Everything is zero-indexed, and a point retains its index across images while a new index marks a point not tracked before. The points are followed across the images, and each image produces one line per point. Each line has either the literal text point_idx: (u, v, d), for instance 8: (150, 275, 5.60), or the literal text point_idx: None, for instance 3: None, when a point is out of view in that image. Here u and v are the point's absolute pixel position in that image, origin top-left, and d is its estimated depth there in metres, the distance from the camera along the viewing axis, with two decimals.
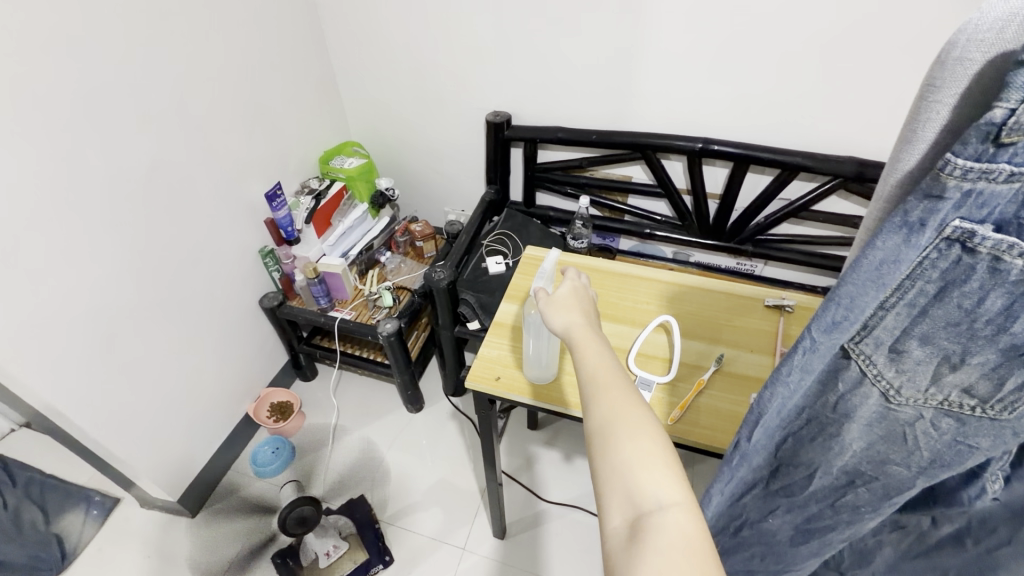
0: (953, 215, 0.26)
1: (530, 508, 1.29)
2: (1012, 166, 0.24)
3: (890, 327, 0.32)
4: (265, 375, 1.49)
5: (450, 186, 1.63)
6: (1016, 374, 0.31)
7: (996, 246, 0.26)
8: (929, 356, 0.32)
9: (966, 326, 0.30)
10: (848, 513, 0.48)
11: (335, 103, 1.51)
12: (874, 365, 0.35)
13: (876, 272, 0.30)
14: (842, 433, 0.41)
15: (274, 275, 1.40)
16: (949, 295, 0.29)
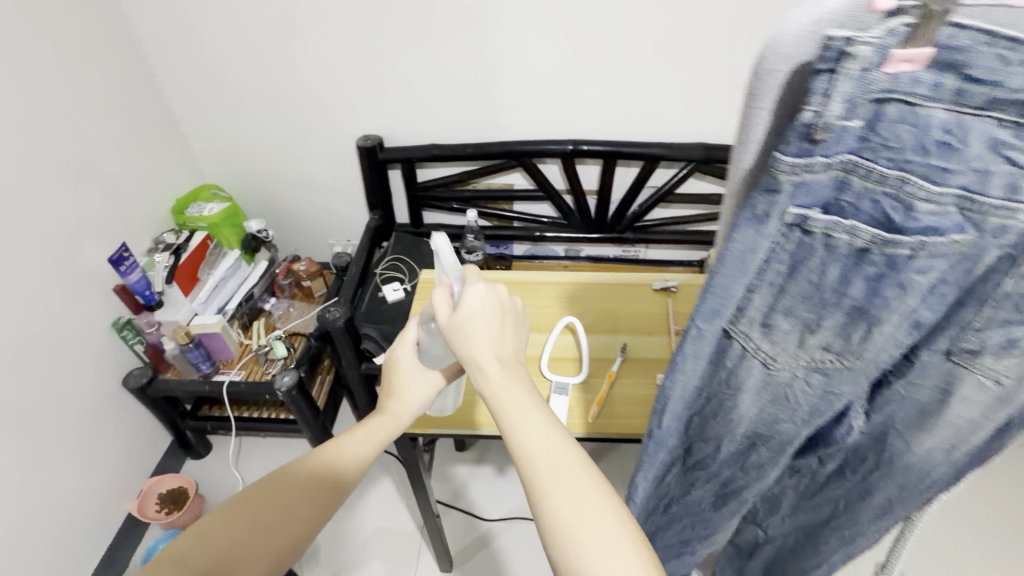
0: (789, 203, 0.29)
1: (473, 532, 1.27)
2: (824, 157, 0.27)
3: (758, 305, 0.36)
4: (143, 466, 1.28)
5: (330, 218, 1.52)
6: (861, 331, 0.35)
7: (826, 225, 0.30)
8: (793, 325, 0.36)
9: (818, 296, 0.34)
10: (757, 472, 0.52)
11: (179, 143, 1.35)
12: (752, 341, 0.38)
13: (740, 261, 0.33)
14: (737, 404, 0.44)
15: (137, 349, 1.20)
16: (800, 272, 0.33)
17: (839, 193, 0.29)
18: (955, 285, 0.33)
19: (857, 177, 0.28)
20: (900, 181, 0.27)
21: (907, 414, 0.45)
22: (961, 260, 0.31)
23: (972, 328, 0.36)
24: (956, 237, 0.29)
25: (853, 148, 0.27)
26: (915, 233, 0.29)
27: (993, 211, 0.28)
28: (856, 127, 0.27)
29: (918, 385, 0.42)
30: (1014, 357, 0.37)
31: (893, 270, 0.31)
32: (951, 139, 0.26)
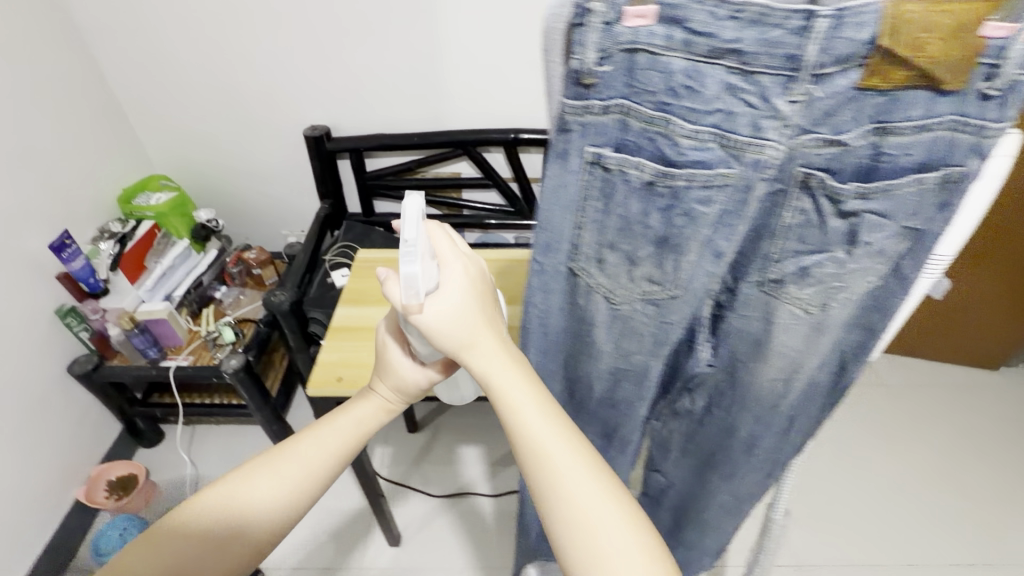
0: (583, 141, 0.35)
1: (422, 509, 1.30)
2: (598, 99, 0.33)
3: (587, 241, 0.41)
4: (93, 452, 1.29)
5: (282, 208, 1.54)
6: (671, 260, 0.41)
7: (617, 161, 0.36)
8: (618, 258, 0.42)
9: (630, 228, 0.39)
10: (631, 409, 0.58)
11: (126, 133, 1.36)
12: (591, 275, 0.44)
13: (558, 196, 0.38)
14: (596, 339, 0.50)
15: (82, 336, 1.21)
16: (611, 207, 0.39)
17: (625, 134, 0.35)
18: (740, 217, 0.39)
19: (632, 119, 0.34)
20: (664, 121, 0.33)
21: (748, 348, 0.50)
22: (736, 192, 0.37)
23: (772, 259, 0.42)
24: (723, 171, 0.36)
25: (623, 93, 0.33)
26: (686, 166, 0.35)
27: (746, 147, 0.34)
28: (621, 74, 0.33)
29: (748, 317, 0.48)
30: (811, 285, 0.43)
31: (680, 200, 0.37)
32: (694, 84, 0.32)
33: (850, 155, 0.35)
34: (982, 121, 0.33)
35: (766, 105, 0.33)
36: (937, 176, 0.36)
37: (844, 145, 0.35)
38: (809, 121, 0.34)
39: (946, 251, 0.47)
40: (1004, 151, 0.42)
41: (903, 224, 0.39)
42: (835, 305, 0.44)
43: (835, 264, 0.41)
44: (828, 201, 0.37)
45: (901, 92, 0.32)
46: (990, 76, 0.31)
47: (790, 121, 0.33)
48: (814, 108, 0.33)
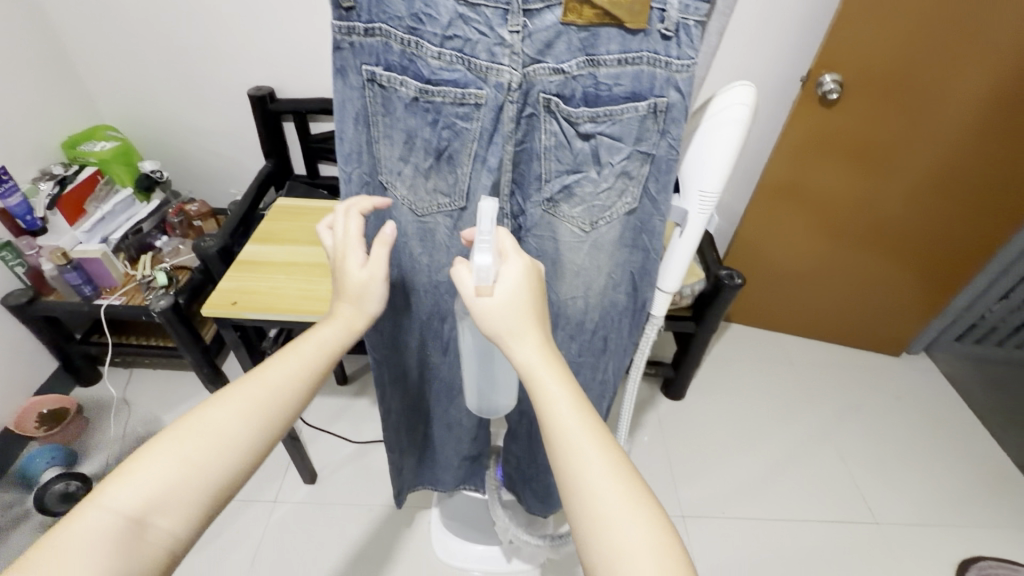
0: (357, 61, 0.45)
1: (342, 452, 1.38)
2: (361, 24, 0.43)
3: (384, 154, 0.50)
4: (25, 385, 1.35)
5: (229, 166, 1.60)
6: (451, 171, 0.50)
7: (386, 78, 0.45)
8: (411, 171, 0.51)
9: (411, 142, 0.48)
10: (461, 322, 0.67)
11: (73, 82, 1.40)
12: (394, 188, 0.52)
13: (349, 112, 0.47)
14: (413, 252, 0.59)
15: (17, 271, 1.26)
16: (394, 122, 0.48)
17: (391, 56, 0.44)
18: (501, 137, 0.47)
19: (394, 42, 0.44)
20: (414, 43, 0.43)
21: (545, 267, 0.59)
22: (488, 111, 0.45)
23: (542, 179, 0.51)
24: (473, 91, 0.44)
25: (382, 20, 0.43)
26: (440, 84, 0.44)
27: (487, 71, 0.43)
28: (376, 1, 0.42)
29: (541, 237, 0.56)
30: (576, 203, 0.52)
31: (444, 115, 0.46)
32: (432, 13, 0.42)
33: (574, 82, 0.44)
34: (668, 58, 0.43)
35: (494, 34, 0.42)
36: (647, 104, 0.45)
37: (566, 73, 0.44)
38: (533, 52, 0.43)
39: (712, 188, 0.56)
40: (743, 101, 0.52)
41: (635, 149, 0.48)
42: (599, 224, 0.53)
43: (590, 184, 0.50)
44: (567, 124, 0.46)
45: (597, 29, 0.42)
46: (662, 18, 0.42)
47: (517, 50, 0.42)
48: (535, 41, 0.43)
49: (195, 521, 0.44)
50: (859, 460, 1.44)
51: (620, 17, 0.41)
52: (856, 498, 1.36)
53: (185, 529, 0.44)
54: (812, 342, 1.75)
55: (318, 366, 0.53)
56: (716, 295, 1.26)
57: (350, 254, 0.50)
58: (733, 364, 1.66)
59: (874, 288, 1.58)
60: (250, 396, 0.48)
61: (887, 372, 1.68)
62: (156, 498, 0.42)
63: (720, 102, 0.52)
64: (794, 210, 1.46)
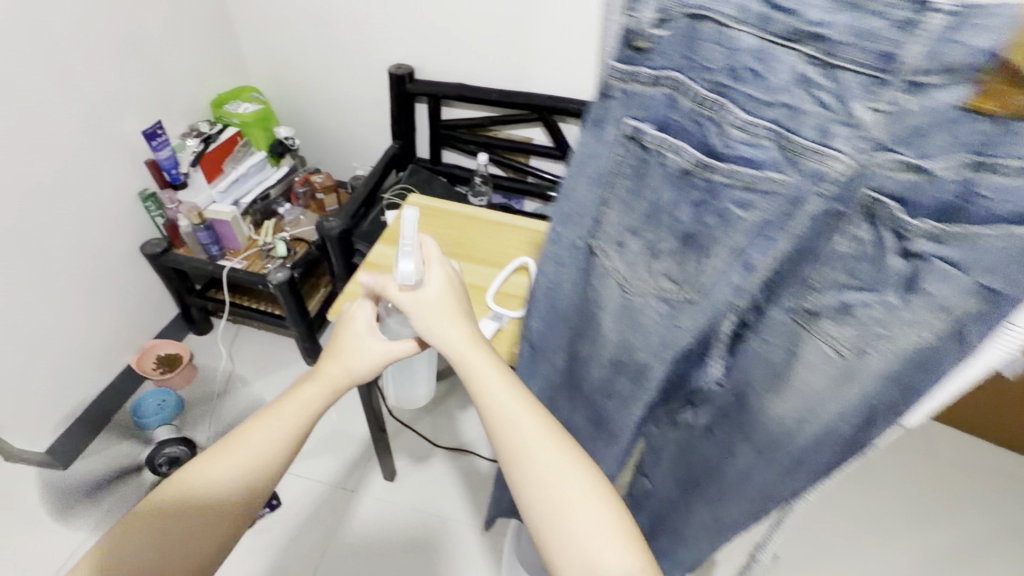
0: (626, 116, 0.42)
1: (423, 453, 1.33)
2: (648, 71, 0.40)
3: (612, 221, 0.48)
4: (149, 327, 1.42)
5: (358, 140, 1.57)
6: (694, 260, 0.45)
7: (654, 140, 0.42)
8: (639, 245, 0.47)
9: (655, 214, 0.45)
10: (622, 404, 0.60)
11: (229, 42, 1.42)
12: (610, 257, 0.49)
13: (592, 169, 0.46)
14: (604, 325, 0.54)
15: (158, 220, 1.32)
16: (642, 188, 0.45)
17: (669, 117, 0.41)
18: (781, 231, 0.40)
19: (683, 98, 0.39)
20: (716, 103, 0.38)
21: (763, 373, 0.48)
22: (783, 200, 0.39)
23: (811, 288, 0.42)
24: (772, 174, 0.38)
25: (680, 67, 0.39)
26: (730, 160, 0.39)
27: (808, 154, 0.36)
28: (680, 47, 0.38)
29: (770, 343, 0.46)
30: (849, 324, 0.41)
31: (716, 196, 0.41)
32: (759, 70, 0.36)
33: (932, 186, 0.34)
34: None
35: (841, 109, 0.34)
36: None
37: (927, 174, 0.34)
38: (891, 137, 0.34)
39: None
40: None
41: (978, 282, 0.34)
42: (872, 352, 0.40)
43: (879, 317, 0.39)
44: (890, 238, 0.37)
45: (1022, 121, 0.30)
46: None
47: (869, 131, 0.34)
48: (898, 124, 0.33)
49: None
50: None
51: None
52: None
53: None
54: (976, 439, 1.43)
55: (296, 424, 0.57)
56: None
57: (360, 313, 0.62)
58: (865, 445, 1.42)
59: None
60: (226, 468, 0.53)
61: None
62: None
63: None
64: None
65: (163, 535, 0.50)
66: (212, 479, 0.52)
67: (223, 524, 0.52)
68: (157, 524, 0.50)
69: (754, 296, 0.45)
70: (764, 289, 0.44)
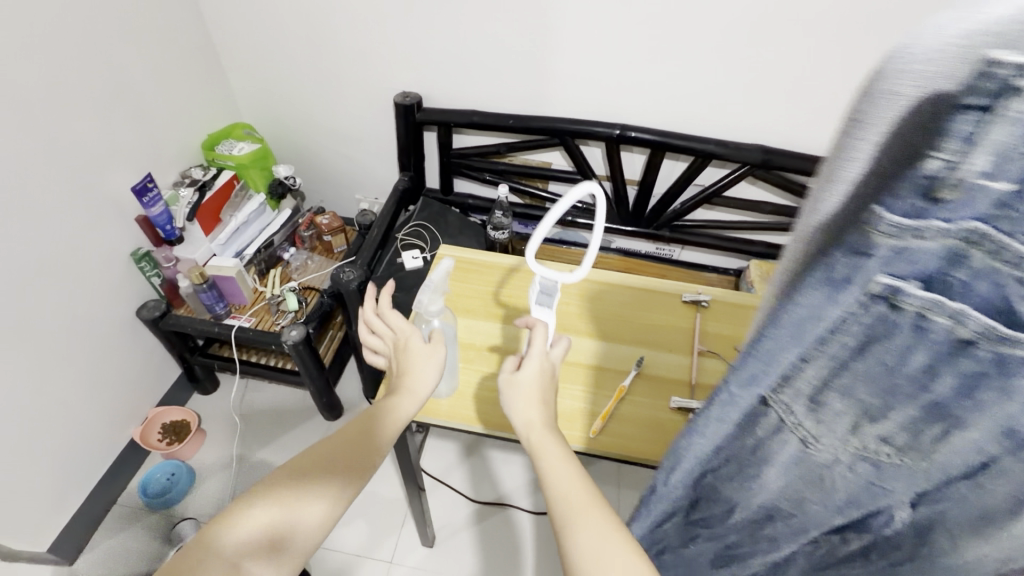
0: (879, 270, 0.23)
1: (459, 511, 1.25)
2: (944, 222, 0.21)
3: (809, 378, 0.29)
4: (151, 393, 1.31)
5: (362, 173, 1.46)
6: (933, 435, 0.28)
7: (923, 304, 0.23)
8: (848, 407, 0.30)
9: (889, 384, 0.27)
10: (768, 542, 0.45)
11: (217, 78, 1.30)
12: (793, 414, 0.32)
13: (799, 329, 0.27)
14: (761, 474, 0.37)
15: (153, 282, 1.20)
16: (872, 350, 0.26)
17: (952, 270, 0.22)
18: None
19: (985, 251, 0.21)
20: None
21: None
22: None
23: None
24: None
25: (983, 202, 0.20)
26: None
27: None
28: (997, 167, 0.20)
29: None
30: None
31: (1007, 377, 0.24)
32: None
33: None
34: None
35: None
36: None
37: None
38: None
39: None
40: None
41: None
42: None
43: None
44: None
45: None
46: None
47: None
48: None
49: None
50: None
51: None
52: None
53: None
54: None
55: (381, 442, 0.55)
56: None
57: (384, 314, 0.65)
58: None
59: None
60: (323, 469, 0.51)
61: None
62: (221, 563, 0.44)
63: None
64: None
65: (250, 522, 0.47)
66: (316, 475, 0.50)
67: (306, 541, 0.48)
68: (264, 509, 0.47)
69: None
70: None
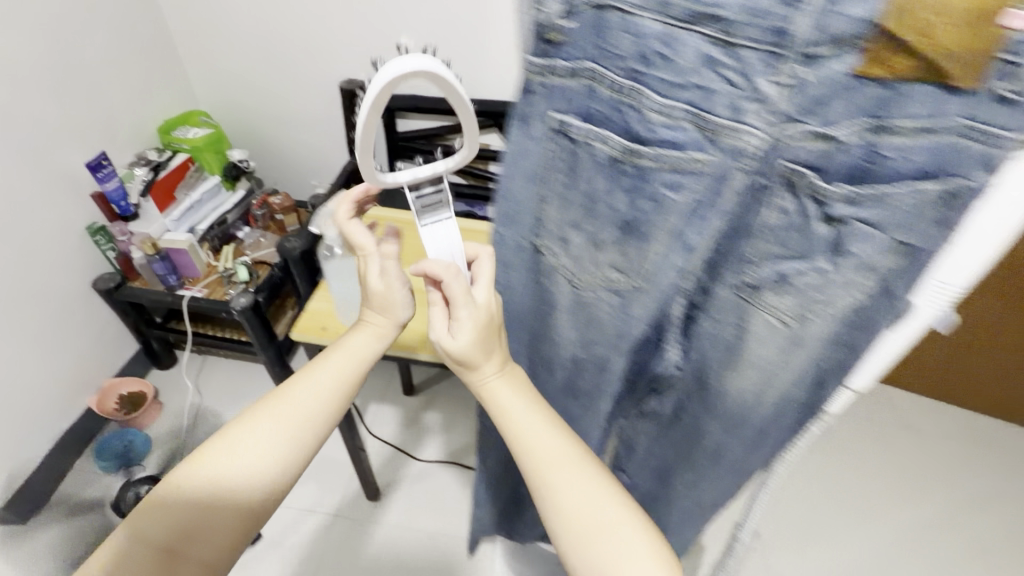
0: (555, 113, 0.44)
1: (404, 469, 1.31)
2: (568, 68, 0.41)
3: (553, 213, 0.49)
4: (108, 365, 1.37)
5: (314, 157, 1.55)
6: (635, 245, 0.47)
7: (582, 132, 0.43)
8: (582, 237, 0.49)
9: (593, 207, 0.47)
10: (588, 394, 0.63)
11: (173, 66, 1.39)
12: (555, 249, 0.52)
13: (529, 168, 0.47)
14: (560, 320, 0.57)
15: (109, 255, 1.28)
16: (576, 178, 0.46)
17: (591, 109, 0.42)
18: (716, 209, 0.42)
19: (603, 86, 0.41)
20: (632, 90, 0.40)
21: (718, 354, 0.51)
22: (707, 177, 0.41)
23: (752, 263, 0.44)
24: (692, 153, 0.40)
25: (595, 57, 0.40)
26: (656, 144, 0.41)
27: (724, 131, 0.38)
28: (592, 32, 0.40)
29: (721, 321, 0.49)
30: (789, 293, 0.43)
31: (647, 179, 0.43)
32: (665, 54, 0.38)
33: (840, 154, 0.36)
34: (1003, 129, 0.31)
35: (748, 84, 0.36)
36: (939, 185, 0.34)
37: (832, 141, 0.36)
38: (796, 109, 0.36)
39: (953, 283, 0.37)
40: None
41: (892, 236, 0.37)
42: (815, 302, 0.43)
43: (818, 278, 0.41)
44: (811, 202, 0.39)
45: (898, 85, 0.33)
46: (1009, 75, 0.30)
47: (773, 105, 0.36)
48: (803, 96, 0.35)
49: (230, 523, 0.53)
50: None
51: (943, 68, 0.31)
52: None
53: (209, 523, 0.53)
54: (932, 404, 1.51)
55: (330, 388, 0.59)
56: None
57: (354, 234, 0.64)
58: None
59: None
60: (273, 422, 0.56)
61: None
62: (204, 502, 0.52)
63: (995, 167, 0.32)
64: None
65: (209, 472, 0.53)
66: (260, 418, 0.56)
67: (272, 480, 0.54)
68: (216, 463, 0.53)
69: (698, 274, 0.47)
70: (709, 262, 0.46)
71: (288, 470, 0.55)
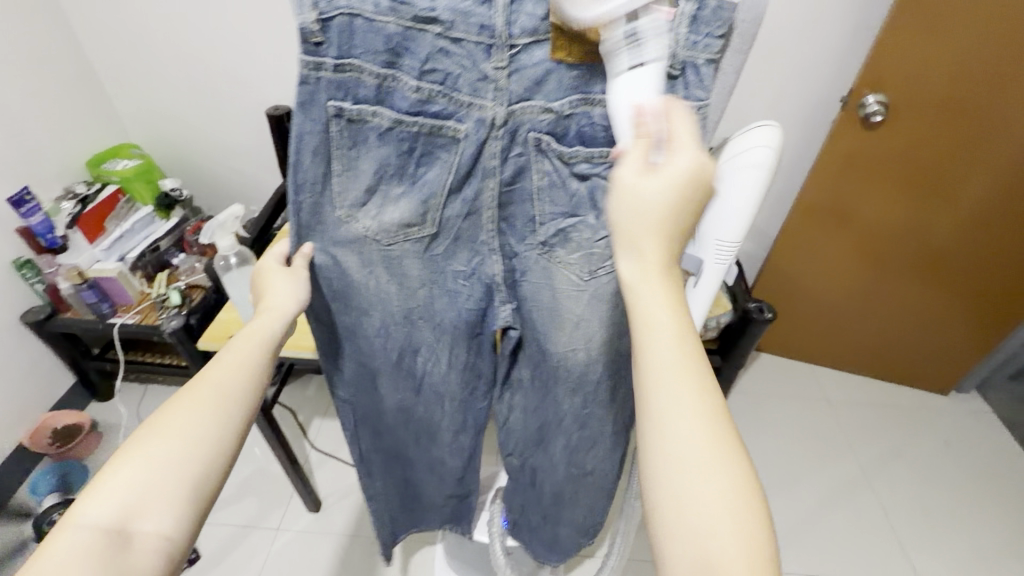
0: (329, 98, 0.49)
1: (347, 478, 1.34)
2: (331, 59, 0.47)
3: (346, 186, 0.54)
4: (42, 399, 1.37)
5: (249, 183, 1.60)
6: (427, 205, 0.56)
7: (357, 112, 0.50)
8: (382, 201, 0.55)
9: (389, 170, 0.53)
10: (435, 354, 0.72)
11: (101, 102, 1.43)
12: (362, 222, 0.57)
13: (313, 147, 0.51)
14: (384, 289, 0.63)
15: (37, 287, 1.30)
16: (362, 148, 0.52)
17: (359, 95, 0.49)
18: (483, 168, 0.55)
19: (366, 76, 0.48)
20: (391, 74, 0.49)
21: (539, 310, 0.64)
22: (466, 142, 0.52)
23: (537, 222, 0.59)
24: (454, 122, 0.51)
25: (355, 54, 0.48)
26: (426, 113, 0.51)
27: (470, 104, 0.51)
28: (346, 37, 0.47)
29: (536, 284, 0.63)
30: (575, 242, 0.59)
31: (419, 141, 0.52)
32: (409, 47, 0.48)
33: (568, 122, 0.52)
34: (675, 99, 0.49)
35: (476, 68, 0.49)
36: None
37: (558, 112, 0.51)
38: (525, 90, 0.50)
39: (729, 239, 0.58)
40: (768, 142, 0.54)
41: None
42: (601, 245, 0.59)
43: (587, 229, 0.58)
44: (561, 164, 0.54)
45: (590, 66, 0.50)
46: (669, 57, 0.47)
47: (502, 84, 0.50)
48: (525, 76, 0.50)
49: (182, 516, 0.44)
50: (902, 511, 1.34)
51: None
52: (897, 556, 1.26)
53: (149, 525, 0.42)
54: (842, 373, 1.66)
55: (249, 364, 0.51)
56: (743, 328, 1.17)
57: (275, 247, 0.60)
58: (761, 400, 1.57)
59: (923, 318, 1.46)
60: (184, 410, 0.46)
61: (929, 411, 1.57)
62: (132, 507, 0.42)
63: (740, 143, 0.56)
64: (835, 234, 1.36)
65: (137, 474, 0.43)
66: (178, 407, 0.46)
67: (215, 459, 0.46)
68: (131, 463, 0.43)
69: (483, 228, 0.59)
70: (496, 212, 0.58)
71: (222, 443, 0.47)
